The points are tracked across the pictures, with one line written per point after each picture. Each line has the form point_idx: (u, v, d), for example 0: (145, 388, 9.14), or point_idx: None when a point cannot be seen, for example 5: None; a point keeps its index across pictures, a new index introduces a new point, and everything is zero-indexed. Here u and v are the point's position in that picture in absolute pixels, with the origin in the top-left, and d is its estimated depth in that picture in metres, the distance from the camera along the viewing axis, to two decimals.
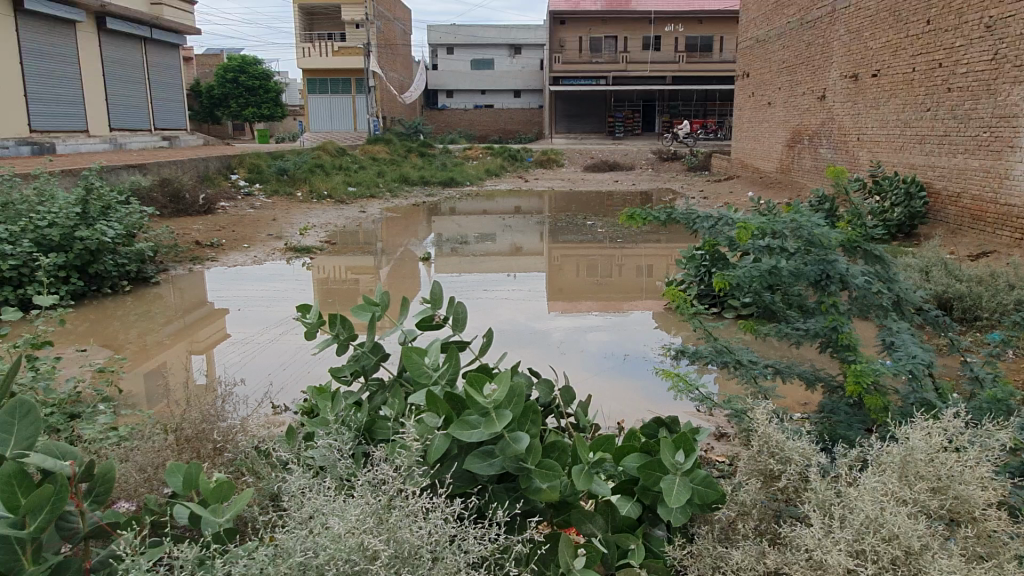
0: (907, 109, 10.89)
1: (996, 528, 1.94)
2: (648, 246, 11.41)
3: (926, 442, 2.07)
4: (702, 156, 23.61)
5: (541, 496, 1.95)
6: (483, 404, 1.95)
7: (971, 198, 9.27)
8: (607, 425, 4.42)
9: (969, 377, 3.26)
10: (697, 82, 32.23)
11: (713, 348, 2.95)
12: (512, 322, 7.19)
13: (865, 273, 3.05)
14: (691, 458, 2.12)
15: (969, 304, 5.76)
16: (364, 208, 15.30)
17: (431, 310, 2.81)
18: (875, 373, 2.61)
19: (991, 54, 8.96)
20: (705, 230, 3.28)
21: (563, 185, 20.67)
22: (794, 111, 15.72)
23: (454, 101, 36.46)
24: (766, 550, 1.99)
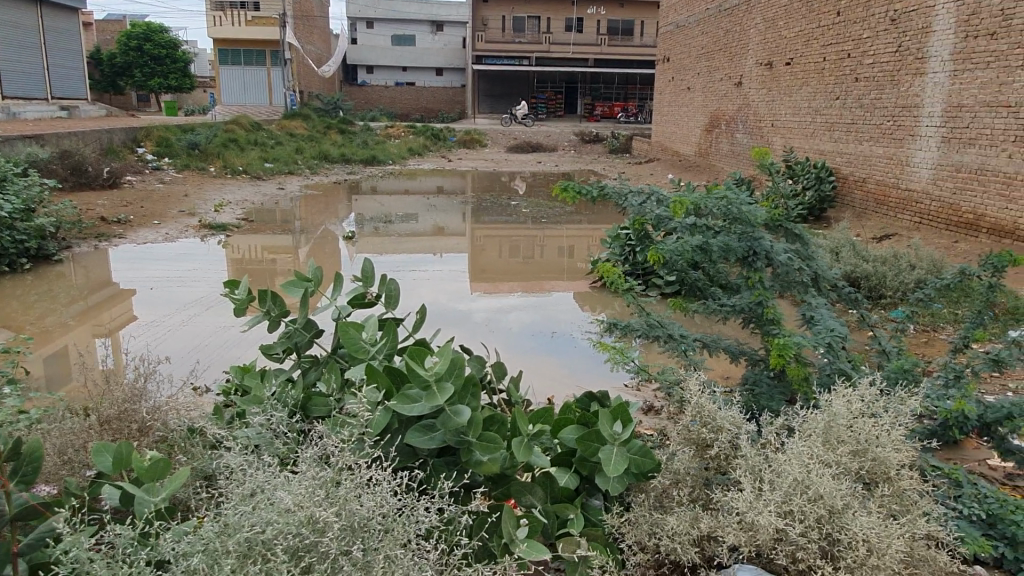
0: (818, 97, 11.36)
1: (909, 486, 2.07)
2: (572, 227, 11.54)
3: (846, 409, 2.18)
4: (623, 139, 24.00)
5: (482, 468, 1.96)
6: (424, 376, 1.93)
7: (875, 183, 9.81)
8: (537, 401, 4.51)
9: (878, 350, 3.45)
10: (619, 66, 32.66)
11: (646, 322, 3.02)
12: (436, 302, 7.15)
13: (788, 250, 3.17)
14: (628, 428, 2.16)
15: (875, 282, 6.11)
16: (282, 185, 14.84)
17: (363, 287, 2.75)
18: (798, 346, 2.71)
19: (894, 47, 9.44)
20: (636, 206, 3.33)
21: (486, 165, 20.62)
22: (712, 96, 16.16)
23: (375, 77, 35.69)
24: (699, 515, 2.06)
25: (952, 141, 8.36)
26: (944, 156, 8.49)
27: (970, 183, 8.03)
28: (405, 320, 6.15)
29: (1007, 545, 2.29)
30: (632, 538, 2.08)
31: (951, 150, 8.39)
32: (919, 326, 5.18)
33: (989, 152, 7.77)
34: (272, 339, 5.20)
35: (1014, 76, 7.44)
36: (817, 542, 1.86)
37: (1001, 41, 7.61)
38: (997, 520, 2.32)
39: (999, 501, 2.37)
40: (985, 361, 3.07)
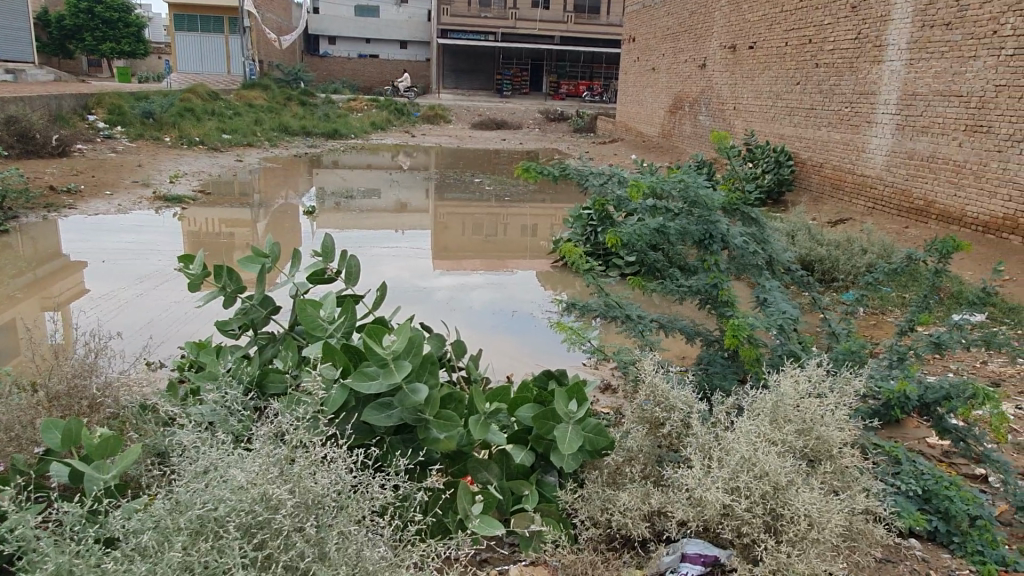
0: (779, 82, 11.50)
1: (850, 463, 2.15)
2: (534, 205, 11.54)
3: (794, 389, 2.24)
4: (587, 119, 24.02)
5: (439, 445, 2.00)
6: (382, 355, 1.95)
7: (832, 168, 10.02)
8: (496, 378, 4.56)
9: (828, 331, 3.56)
10: (584, 44, 32.57)
11: (604, 302, 3.06)
12: (397, 279, 7.11)
13: (743, 234, 3.22)
14: (584, 407, 2.21)
15: (828, 266, 6.28)
16: (240, 157, 14.53)
17: (323, 263, 2.72)
18: (751, 328, 2.77)
19: (854, 34, 9.59)
20: (596, 187, 3.34)
21: (450, 142, 20.48)
22: (676, 77, 16.25)
23: (337, 48, 34.96)
24: (650, 492, 2.11)
25: (906, 129, 8.55)
26: (898, 144, 8.69)
27: (922, 170, 8.25)
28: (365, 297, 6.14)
29: (940, 519, 2.42)
30: (585, 514, 2.13)
31: (904, 138, 8.59)
32: (869, 308, 5.35)
33: (941, 140, 7.97)
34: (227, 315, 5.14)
35: (967, 66, 7.64)
36: (761, 518, 1.93)
37: (955, 32, 7.79)
38: (933, 496, 2.43)
39: (934, 478, 2.48)
40: (928, 344, 3.19)
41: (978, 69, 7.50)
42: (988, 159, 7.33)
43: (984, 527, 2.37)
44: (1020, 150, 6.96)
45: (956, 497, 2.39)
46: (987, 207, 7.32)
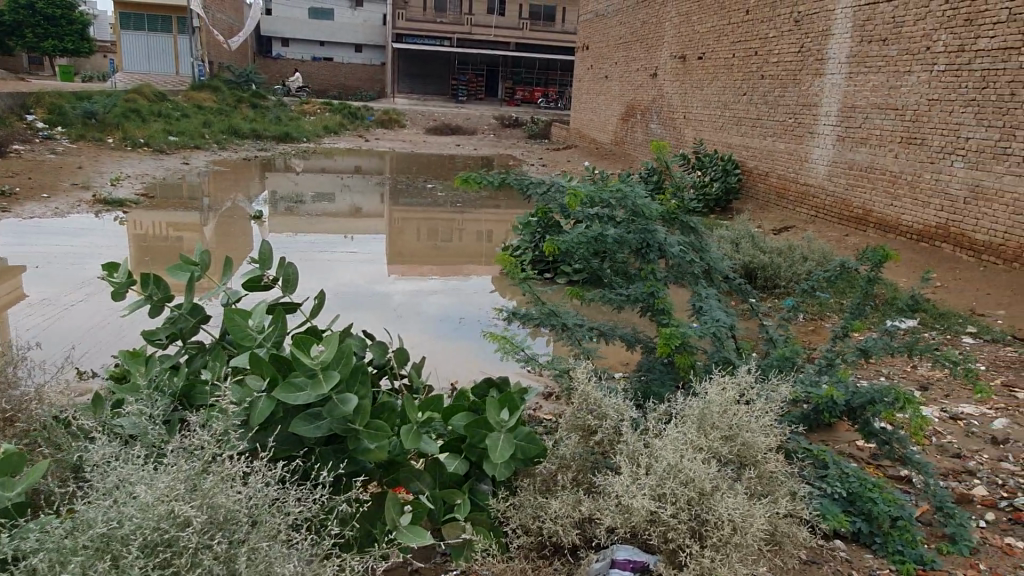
0: (727, 92, 11.75)
1: (775, 468, 2.21)
2: (488, 211, 11.56)
3: (721, 396, 2.28)
4: (542, 125, 24.15)
5: (370, 456, 1.99)
6: (310, 365, 1.93)
7: (777, 177, 10.27)
8: (440, 385, 4.55)
9: (766, 338, 3.63)
10: (540, 51, 32.80)
11: (542, 310, 3.08)
12: (351, 284, 7.05)
13: (681, 243, 3.28)
14: (515, 415, 2.23)
15: (771, 273, 6.45)
16: (186, 159, 14.22)
17: (259, 270, 2.66)
18: (684, 336, 2.82)
19: (797, 47, 9.86)
20: (537, 196, 3.34)
21: (404, 146, 20.38)
22: (628, 86, 16.45)
23: (291, 50, 34.50)
24: (581, 499, 2.13)
25: (846, 140, 8.82)
26: (839, 154, 8.95)
27: (861, 180, 8.51)
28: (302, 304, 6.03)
29: (863, 520, 2.49)
30: (517, 522, 2.15)
31: (845, 149, 8.85)
32: (808, 315, 5.49)
33: (878, 151, 8.25)
34: (154, 325, 5.01)
35: (902, 81, 7.92)
36: (686, 523, 1.97)
37: (892, 47, 8.07)
38: (857, 498, 2.49)
39: (859, 480, 2.54)
40: (856, 350, 3.29)
41: (913, 84, 7.78)
42: (922, 171, 7.60)
43: (904, 528, 2.45)
44: (952, 162, 7.25)
45: (879, 500, 2.46)
46: (921, 217, 7.60)
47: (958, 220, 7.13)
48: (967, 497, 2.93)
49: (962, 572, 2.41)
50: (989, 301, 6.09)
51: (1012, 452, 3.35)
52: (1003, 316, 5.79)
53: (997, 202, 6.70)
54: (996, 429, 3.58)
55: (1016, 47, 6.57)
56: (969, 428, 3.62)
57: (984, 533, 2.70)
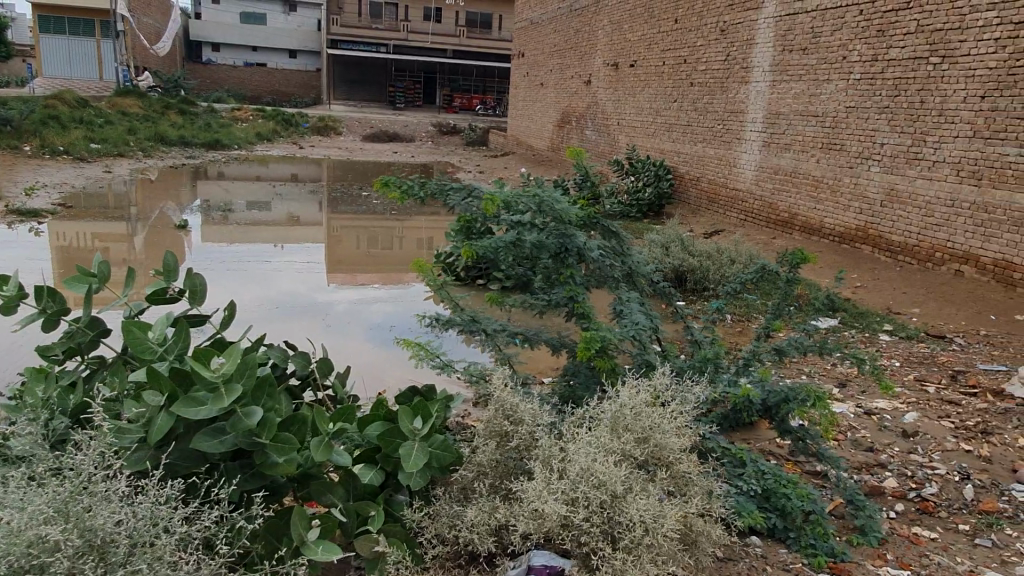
0: (658, 99, 11.96)
1: (687, 469, 2.25)
2: (425, 219, 11.47)
3: (634, 399, 2.30)
4: (480, 131, 24.19)
5: (278, 470, 1.93)
6: (211, 379, 1.87)
7: (707, 181, 10.51)
8: (367, 395, 4.46)
9: (691, 339, 3.68)
10: (477, 58, 32.89)
11: (464, 316, 3.05)
12: (290, 294, 6.88)
13: (601, 247, 3.31)
14: (428, 424, 2.20)
15: (699, 276, 6.61)
16: (109, 168, 13.71)
17: (165, 283, 2.56)
18: (603, 340, 2.81)
19: (723, 56, 10.13)
20: (457, 202, 3.31)
21: (340, 154, 20.12)
22: (563, 92, 16.60)
23: (222, 55, 33.66)
24: (497, 506, 2.12)
25: (772, 146, 9.08)
26: (765, 159, 9.21)
27: (786, 184, 8.77)
28: (219, 316, 5.83)
29: (778, 516, 2.54)
30: (432, 532, 2.12)
31: (770, 154, 9.12)
32: (735, 316, 5.61)
33: (802, 156, 8.52)
34: (49, 341, 4.73)
35: (822, 88, 8.21)
36: (599, 527, 1.98)
37: (811, 56, 8.38)
38: (772, 494, 2.54)
39: (774, 477, 2.59)
40: (773, 349, 3.37)
41: (832, 91, 8.06)
42: (842, 175, 7.88)
43: (816, 522, 2.51)
44: (868, 167, 7.54)
45: (792, 495, 2.51)
46: (842, 220, 7.88)
47: (876, 222, 7.43)
48: (879, 490, 3.02)
49: (871, 562, 2.48)
50: (904, 299, 6.36)
51: (921, 445, 3.48)
52: (919, 313, 6.04)
53: (910, 204, 7.01)
54: (907, 422, 3.72)
55: (924, 56, 6.89)
56: (882, 422, 3.75)
57: (893, 524, 2.79)
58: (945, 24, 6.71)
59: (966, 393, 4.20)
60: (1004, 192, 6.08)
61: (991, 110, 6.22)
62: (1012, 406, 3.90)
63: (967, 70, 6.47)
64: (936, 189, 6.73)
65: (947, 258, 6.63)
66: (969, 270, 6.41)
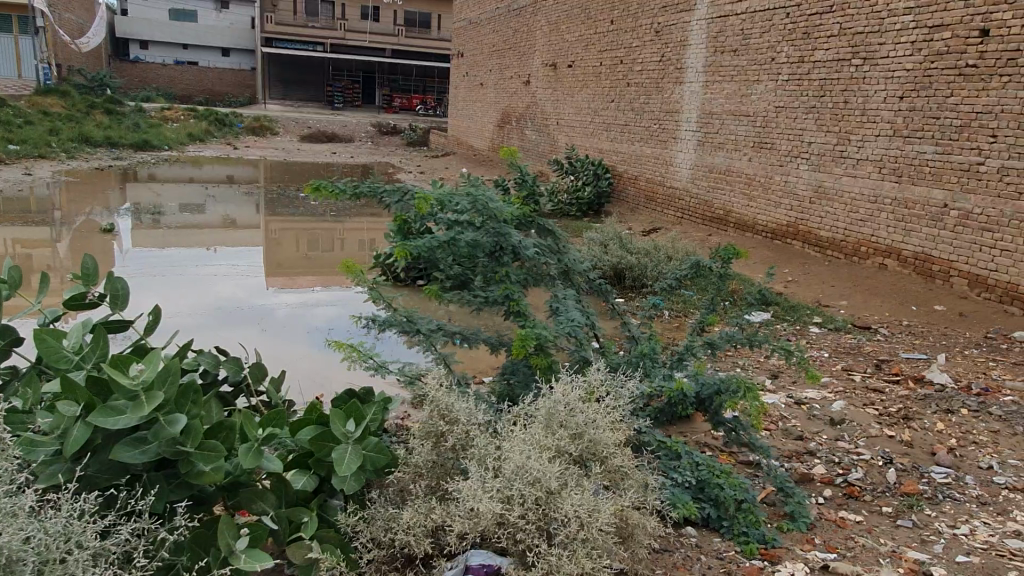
0: (596, 99, 12.09)
1: (620, 463, 2.28)
2: (365, 220, 11.33)
3: (567, 396, 2.32)
4: (421, 132, 24.04)
5: (204, 479, 1.87)
6: (131, 387, 1.81)
7: (645, 180, 10.68)
8: (302, 400, 4.36)
9: (627, 334, 3.72)
10: (416, 58, 32.70)
11: (399, 317, 3.02)
12: (228, 299, 6.70)
13: (537, 245, 3.32)
14: (361, 426, 2.18)
15: (637, 273, 6.72)
16: (29, 170, 13.10)
17: (84, 288, 2.46)
18: (538, 338, 2.82)
19: (658, 57, 10.31)
20: (393, 204, 3.27)
21: (276, 154, 19.71)
22: (503, 92, 16.63)
23: (150, 53, 32.53)
24: (433, 507, 2.10)
25: (706, 145, 9.28)
26: (700, 158, 9.41)
27: (720, 181, 9.00)
28: (145, 323, 5.62)
29: (712, 505, 2.60)
30: (367, 536, 2.09)
31: (705, 153, 9.32)
32: (673, 312, 5.72)
33: (734, 155, 8.73)
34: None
35: (752, 88, 8.43)
36: (534, 524, 1.99)
37: (742, 57, 8.60)
38: (706, 485, 2.60)
39: (708, 468, 2.65)
40: (706, 343, 3.43)
41: (762, 91, 8.29)
42: (773, 173, 8.11)
43: (749, 510, 2.57)
44: (797, 165, 7.77)
45: (724, 485, 2.58)
46: (773, 216, 8.12)
47: (805, 218, 7.68)
48: (808, 477, 3.11)
49: (800, 546, 2.55)
50: (833, 292, 6.60)
51: (847, 432, 3.60)
52: (845, 305, 6.27)
53: (837, 201, 7.26)
54: (835, 410, 3.85)
55: (847, 58, 7.15)
56: (811, 411, 3.87)
57: (822, 509, 2.88)
58: (865, 27, 6.96)
59: (889, 380, 4.38)
60: (922, 189, 6.36)
61: (909, 110, 6.49)
62: (932, 393, 4.09)
63: (887, 71, 6.72)
64: (861, 186, 6.99)
65: (871, 253, 6.90)
66: (892, 264, 6.69)
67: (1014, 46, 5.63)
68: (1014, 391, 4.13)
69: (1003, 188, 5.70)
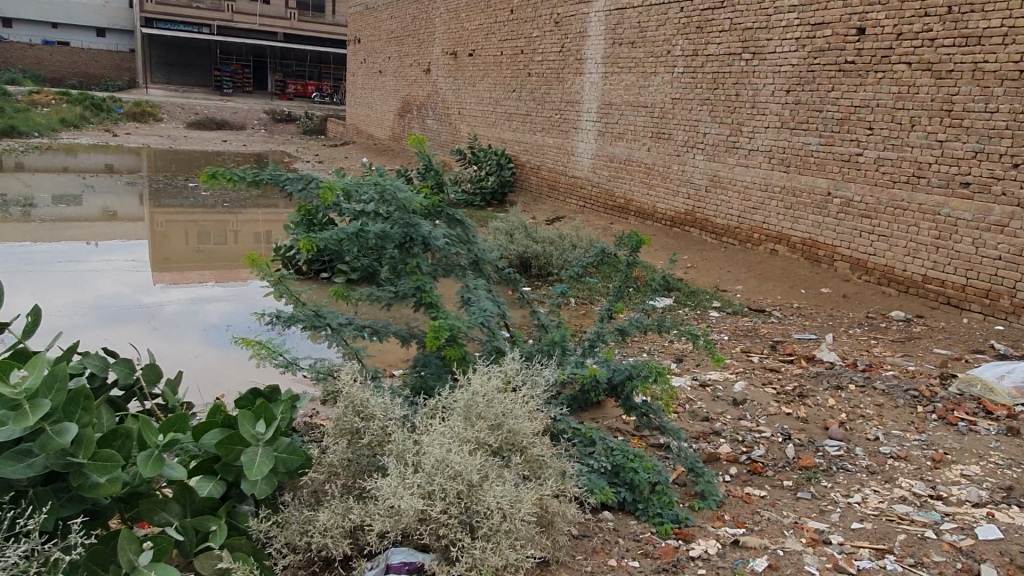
0: (497, 88, 12.08)
1: (539, 452, 2.29)
2: (262, 210, 10.89)
3: (485, 387, 2.30)
4: (317, 119, 23.32)
5: (100, 491, 1.74)
6: (12, 396, 1.65)
7: (547, 170, 10.79)
8: (203, 401, 4.14)
9: (537, 323, 3.74)
10: (309, 43, 31.69)
11: (307, 312, 2.91)
12: (111, 297, 6.26)
13: (447, 236, 3.28)
14: (272, 427, 2.08)
15: (543, 262, 6.80)
16: None
17: None
18: (452, 328, 2.79)
19: (558, 47, 10.40)
20: (296, 192, 3.10)
21: (161, 142, 18.62)
22: (402, 80, 16.36)
23: (13, 31, 29.92)
24: (351, 506, 2.04)
25: (606, 135, 9.46)
26: (600, 148, 9.59)
27: (621, 171, 9.21)
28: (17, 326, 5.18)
29: (627, 489, 2.64)
30: (281, 540, 2.00)
31: (605, 143, 9.50)
32: (579, 300, 5.81)
33: (634, 145, 8.95)
34: None
35: (650, 80, 8.65)
36: (457, 518, 1.96)
37: (639, 50, 8.80)
38: (621, 469, 2.64)
39: (622, 452, 2.69)
40: (616, 330, 3.49)
41: (658, 83, 8.52)
42: (670, 162, 8.36)
43: (662, 491, 2.63)
44: (693, 155, 8.05)
45: (639, 468, 2.63)
46: (672, 205, 8.40)
47: (701, 206, 7.97)
48: (715, 456, 3.23)
49: (711, 524, 2.64)
50: (729, 277, 6.89)
51: (749, 411, 3.77)
52: (741, 289, 6.56)
53: (731, 190, 7.57)
54: (736, 391, 4.02)
55: (737, 53, 7.45)
56: (715, 392, 4.03)
57: (728, 486, 3.00)
58: (754, 23, 7.26)
59: (784, 360, 4.61)
60: (808, 178, 6.73)
61: (795, 103, 6.84)
62: (823, 370, 4.34)
63: (773, 66, 7.06)
64: (752, 175, 7.32)
65: (763, 238, 7.26)
66: (782, 250, 7.05)
67: (887, 44, 6.01)
68: (894, 366, 4.45)
69: (879, 177, 6.10)
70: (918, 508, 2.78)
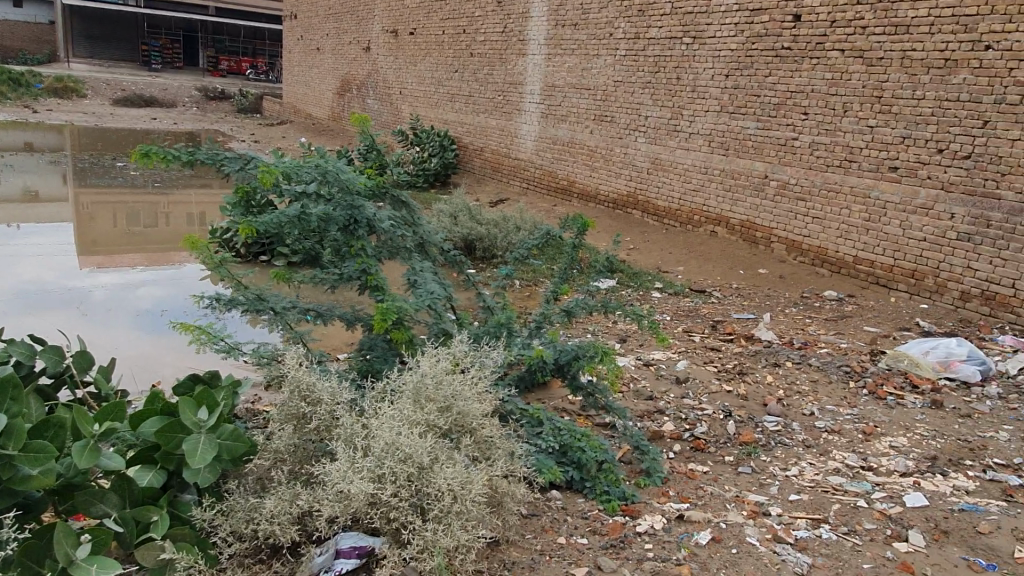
0: (439, 68, 11.94)
1: (489, 433, 2.30)
2: (196, 191, 10.55)
3: (433, 369, 2.28)
4: (253, 97, 22.64)
5: (32, 484, 1.67)
6: None
7: (490, 151, 10.75)
8: (138, 390, 4.01)
9: (483, 305, 3.73)
10: (242, 18, 30.66)
11: (248, 296, 2.83)
12: (34, 282, 5.96)
13: (392, 217, 3.23)
14: (214, 413, 2.02)
15: (487, 244, 6.79)
16: None
17: None
18: (398, 311, 2.76)
19: (500, 28, 10.32)
20: (233, 172, 3.00)
21: (86, 120, 17.78)
22: (341, 58, 16.00)
23: None
24: (299, 492, 2.00)
25: (549, 117, 9.47)
26: (544, 130, 9.60)
27: (564, 154, 9.25)
28: None
29: (574, 468, 2.68)
30: (227, 529, 1.95)
31: (548, 125, 9.51)
32: (524, 282, 5.83)
33: (577, 128, 8.98)
34: None
35: (592, 62, 8.68)
36: (407, 501, 1.95)
37: (582, 32, 8.81)
38: (569, 449, 2.67)
39: (570, 431, 2.72)
40: (562, 311, 3.51)
41: (601, 66, 8.56)
42: (612, 145, 8.43)
43: (609, 470, 2.68)
44: (635, 138, 8.13)
45: (586, 447, 2.66)
46: (615, 187, 8.48)
47: (643, 188, 8.08)
48: (659, 434, 3.30)
49: (656, 499, 2.70)
50: (670, 258, 7.02)
51: (691, 389, 3.86)
52: (682, 270, 6.69)
53: (672, 172, 7.69)
54: (679, 370, 4.11)
55: (678, 36, 7.53)
56: (658, 371, 4.11)
57: (672, 463, 3.07)
58: (694, 7, 7.34)
59: (724, 339, 4.74)
60: (746, 161, 6.89)
61: (734, 88, 6.97)
62: (761, 349, 4.47)
63: (713, 50, 7.16)
64: (692, 159, 7.45)
65: (703, 220, 7.40)
66: (721, 231, 7.22)
67: (821, 31, 6.17)
68: (828, 344, 4.62)
69: (813, 161, 6.28)
70: (851, 479, 2.90)
